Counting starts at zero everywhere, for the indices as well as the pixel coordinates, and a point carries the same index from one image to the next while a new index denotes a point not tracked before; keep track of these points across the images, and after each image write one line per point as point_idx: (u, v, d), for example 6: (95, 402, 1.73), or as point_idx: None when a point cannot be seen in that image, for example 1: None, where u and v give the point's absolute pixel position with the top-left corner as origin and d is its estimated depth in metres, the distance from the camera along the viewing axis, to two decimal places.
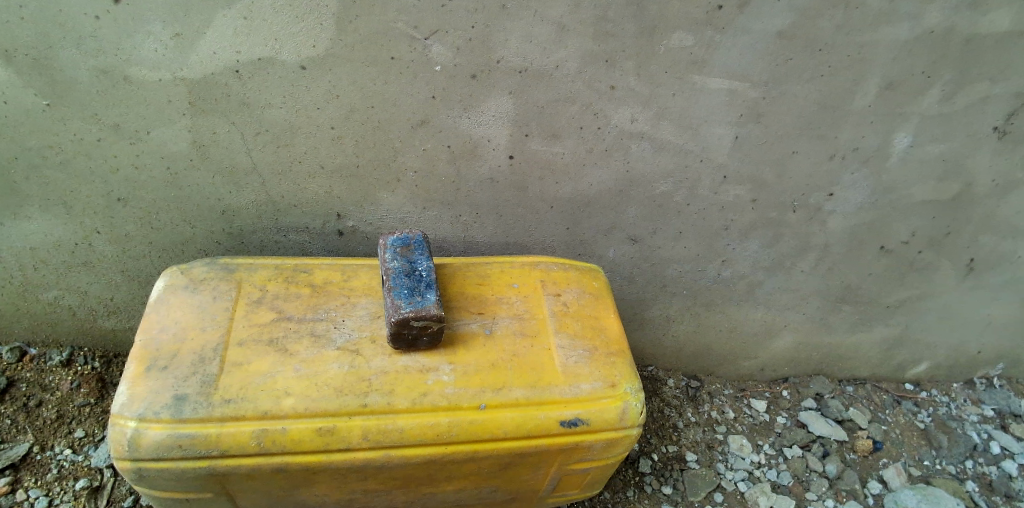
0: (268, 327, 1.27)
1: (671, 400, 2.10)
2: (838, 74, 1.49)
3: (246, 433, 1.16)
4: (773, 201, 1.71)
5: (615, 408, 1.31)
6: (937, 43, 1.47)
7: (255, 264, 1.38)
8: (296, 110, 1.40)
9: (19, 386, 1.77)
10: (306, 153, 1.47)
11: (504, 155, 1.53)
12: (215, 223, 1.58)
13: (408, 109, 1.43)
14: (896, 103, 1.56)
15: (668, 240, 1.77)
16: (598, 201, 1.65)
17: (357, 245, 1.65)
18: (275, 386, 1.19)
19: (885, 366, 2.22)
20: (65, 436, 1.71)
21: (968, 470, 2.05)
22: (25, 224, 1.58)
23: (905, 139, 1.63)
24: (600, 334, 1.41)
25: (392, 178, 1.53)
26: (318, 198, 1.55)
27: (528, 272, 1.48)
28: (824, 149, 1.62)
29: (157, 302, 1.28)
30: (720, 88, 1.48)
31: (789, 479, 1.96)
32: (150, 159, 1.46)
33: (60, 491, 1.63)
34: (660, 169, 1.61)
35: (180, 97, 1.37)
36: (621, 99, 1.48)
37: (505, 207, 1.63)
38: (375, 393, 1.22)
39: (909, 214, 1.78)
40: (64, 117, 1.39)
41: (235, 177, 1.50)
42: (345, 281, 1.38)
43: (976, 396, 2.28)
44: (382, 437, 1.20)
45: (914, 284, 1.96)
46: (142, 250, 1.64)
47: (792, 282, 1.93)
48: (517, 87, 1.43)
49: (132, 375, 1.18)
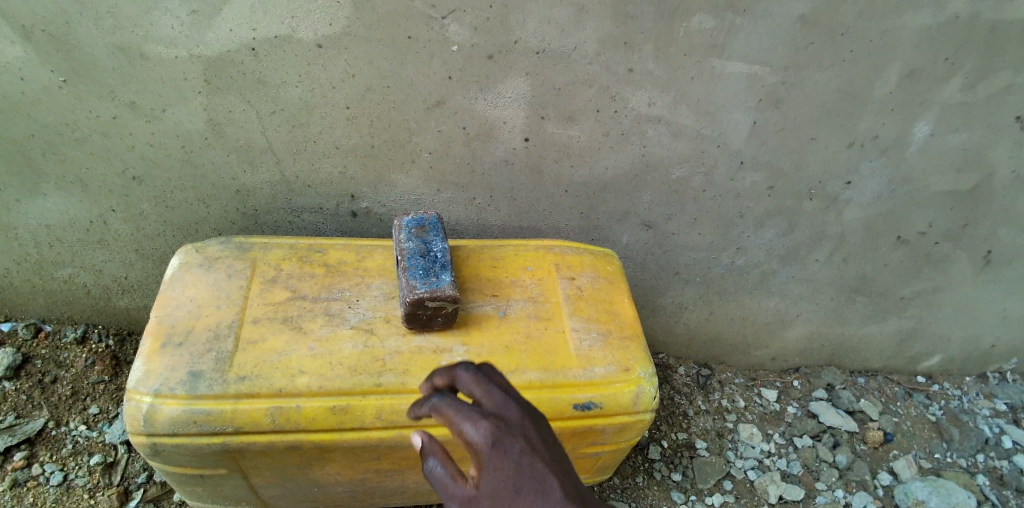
0: (284, 305, 1.28)
1: (682, 388, 2.10)
2: (859, 59, 1.47)
3: (261, 410, 1.16)
4: (789, 189, 1.69)
5: (629, 392, 1.31)
6: (962, 29, 1.44)
7: (269, 243, 1.38)
8: (312, 89, 1.40)
9: (34, 362, 1.78)
10: (321, 133, 1.47)
11: (519, 137, 1.52)
12: (229, 202, 1.58)
13: (424, 90, 1.42)
14: (918, 90, 1.54)
15: (682, 226, 1.76)
16: (613, 186, 1.64)
17: (371, 226, 1.65)
18: (290, 364, 1.20)
19: (897, 357, 2.20)
20: (80, 413, 1.72)
21: (979, 463, 2.04)
22: (41, 202, 1.59)
23: (925, 127, 1.60)
24: (615, 318, 1.40)
25: (407, 159, 1.53)
26: (332, 179, 1.55)
27: (542, 255, 1.47)
28: (843, 137, 1.60)
29: (172, 279, 1.28)
30: (739, 72, 1.46)
31: (799, 468, 1.96)
32: (166, 138, 1.46)
33: (75, 466, 1.64)
34: (676, 154, 1.59)
35: (196, 75, 1.36)
36: (639, 82, 1.46)
37: (520, 191, 1.62)
38: (389, 372, 1.22)
39: (927, 203, 1.76)
40: (80, 94, 1.39)
41: (250, 155, 1.50)
42: (360, 262, 1.38)
43: (989, 390, 2.26)
44: (396, 417, 1.20)
45: (929, 275, 1.94)
46: (156, 229, 1.65)
47: (806, 271, 1.91)
48: (534, 69, 1.41)
49: (148, 351, 1.19)
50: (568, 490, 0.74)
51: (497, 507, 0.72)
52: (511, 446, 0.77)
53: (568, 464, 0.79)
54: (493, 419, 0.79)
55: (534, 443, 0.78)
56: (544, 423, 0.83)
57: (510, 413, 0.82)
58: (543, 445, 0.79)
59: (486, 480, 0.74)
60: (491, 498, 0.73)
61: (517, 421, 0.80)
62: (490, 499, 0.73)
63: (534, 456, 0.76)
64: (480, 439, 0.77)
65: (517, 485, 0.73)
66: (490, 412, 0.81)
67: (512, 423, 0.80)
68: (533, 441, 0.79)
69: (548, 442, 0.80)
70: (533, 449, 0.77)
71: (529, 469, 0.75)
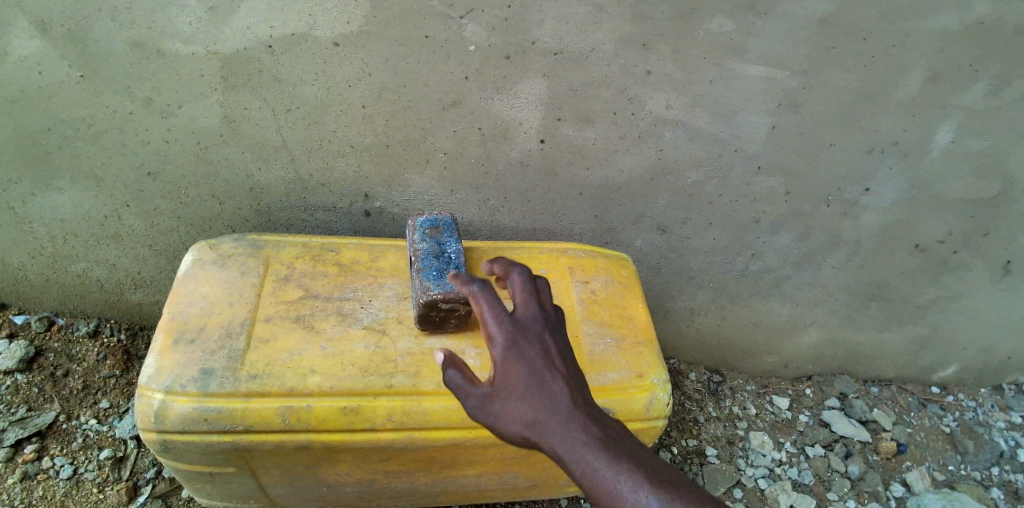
0: (296, 304, 1.27)
1: (692, 394, 2.08)
2: (881, 64, 1.45)
3: (272, 409, 1.15)
4: (806, 195, 1.67)
5: (642, 398, 1.29)
6: (986, 35, 1.42)
7: (282, 241, 1.37)
8: (328, 86, 1.39)
9: (46, 355, 1.79)
10: (335, 132, 1.46)
11: (534, 138, 1.50)
12: (243, 199, 1.58)
13: (440, 89, 1.41)
14: (940, 96, 1.51)
15: (696, 230, 1.74)
16: (627, 188, 1.63)
17: (384, 225, 1.65)
18: (301, 363, 1.19)
19: (911, 367, 2.17)
20: (91, 406, 1.73)
21: (994, 476, 2.01)
22: (56, 196, 1.59)
23: (947, 134, 1.58)
24: (628, 323, 1.39)
25: (421, 158, 1.52)
26: (346, 177, 1.55)
27: (556, 258, 1.46)
28: (862, 143, 1.58)
29: (186, 276, 1.28)
30: (758, 76, 1.44)
31: (811, 478, 1.93)
32: (181, 134, 1.46)
33: (85, 460, 1.64)
34: (692, 158, 1.58)
35: (212, 71, 1.36)
36: (656, 84, 1.44)
37: (534, 192, 1.61)
38: (400, 373, 1.21)
39: (946, 211, 1.73)
40: (96, 89, 1.39)
41: (264, 152, 1.49)
42: (373, 262, 1.37)
43: (1005, 402, 2.23)
44: (406, 418, 1.19)
45: (946, 284, 1.91)
46: (170, 225, 1.65)
47: (821, 278, 1.89)
48: (550, 70, 1.40)
49: (160, 347, 1.18)
50: (572, 397, 0.91)
51: (508, 401, 0.90)
52: (530, 355, 0.92)
53: (574, 370, 0.95)
54: (517, 328, 0.93)
55: (549, 353, 0.93)
56: (561, 333, 0.97)
57: (533, 323, 0.96)
58: (555, 354, 0.94)
59: (505, 382, 0.90)
60: (504, 393, 0.90)
61: (536, 331, 0.95)
62: (503, 393, 0.91)
63: (547, 367, 0.92)
64: (504, 345, 0.91)
65: (529, 389, 0.90)
66: (519, 320, 0.95)
67: (534, 333, 0.94)
68: (549, 350, 0.94)
69: (561, 351, 0.95)
70: (546, 360, 0.92)
71: (541, 376, 0.91)
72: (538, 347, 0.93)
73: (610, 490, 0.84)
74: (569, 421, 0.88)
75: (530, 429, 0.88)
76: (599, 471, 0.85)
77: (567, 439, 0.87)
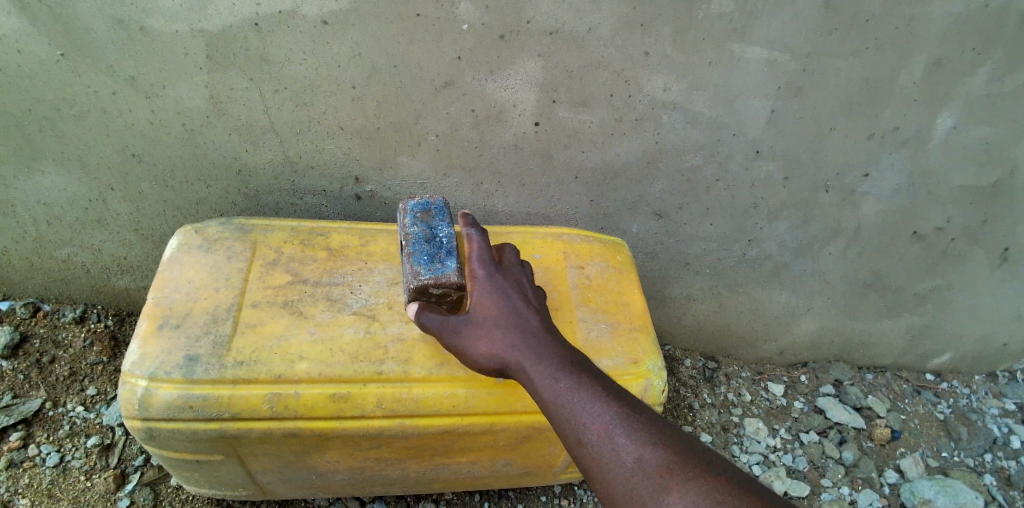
0: (284, 289, 1.24)
1: (687, 380, 2.06)
2: (884, 47, 1.42)
3: (259, 396, 1.13)
4: (806, 181, 1.65)
5: (637, 385, 1.27)
6: (991, 19, 1.39)
7: (271, 225, 1.34)
8: (318, 67, 1.35)
9: (32, 341, 1.75)
10: (325, 113, 1.43)
11: (529, 122, 1.47)
12: (231, 182, 1.55)
13: (433, 70, 1.37)
14: (943, 81, 1.48)
15: (694, 216, 1.72)
16: (624, 173, 1.60)
17: (375, 210, 1.61)
18: (289, 349, 1.17)
19: (907, 354, 2.16)
20: (78, 394, 1.70)
21: (987, 463, 2.01)
22: (39, 180, 1.55)
23: (949, 119, 1.55)
24: (623, 309, 1.37)
25: (413, 141, 1.49)
26: (336, 160, 1.51)
27: (551, 243, 1.43)
28: (863, 128, 1.55)
29: (170, 260, 1.25)
30: (759, 58, 1.41)
31: (805, 464, 1.93)
32: (166, 115, 1.42)
33: (72, 447, 1.62)
34: (690, 142, 1.55)
35: (197, 50, 1.32)
36: (655, 66, 1.41)
37: (528, 176, 1.58)
38: (391, 360, 1.19)
39: (946, 198, 1.71)
40: (78, 69, 1.35)
41: (252, 134, 1.46)
42: (363, 246, 1.34)
43: (998, 389, 2.22)
44: (397, 405, 1.17)
45: (944, 272, 1.90)
46: (156, 209, 1.62)
47: (819, 265, 1.87)
48: (547, 50, 1.36)
49: (144, 333, 1.16)
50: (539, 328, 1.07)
51: (480, 322, 1.08)
52: (507, 291, 1.11)
53: (544, 314, 1.12)
54: (500, 272, 1.14)
55: (524, 293, 1.12)
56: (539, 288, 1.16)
57: (516, 272, 1.16)
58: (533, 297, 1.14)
59: (485, 310, 1.09)
60: (478, 316, 1.09)
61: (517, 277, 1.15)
62: (478, 317, 1.09)
63: (523, 302, 1.11)
64: (488, 281, 1.12)
65: (506, 317, 1.08)
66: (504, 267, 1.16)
67: (515, 278, 1.14)
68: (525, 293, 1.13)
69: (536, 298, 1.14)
70: (522, 296, 1.11)
71: (518, 308, 1.09)
72: (515, 288, 1.13)
73: (569, 400, 0.96)
74: (539, 344, 1.04)
75: (506, 350, 1.05)
76: (561, 384, 0.98)
77: (535, 358, 1.03)
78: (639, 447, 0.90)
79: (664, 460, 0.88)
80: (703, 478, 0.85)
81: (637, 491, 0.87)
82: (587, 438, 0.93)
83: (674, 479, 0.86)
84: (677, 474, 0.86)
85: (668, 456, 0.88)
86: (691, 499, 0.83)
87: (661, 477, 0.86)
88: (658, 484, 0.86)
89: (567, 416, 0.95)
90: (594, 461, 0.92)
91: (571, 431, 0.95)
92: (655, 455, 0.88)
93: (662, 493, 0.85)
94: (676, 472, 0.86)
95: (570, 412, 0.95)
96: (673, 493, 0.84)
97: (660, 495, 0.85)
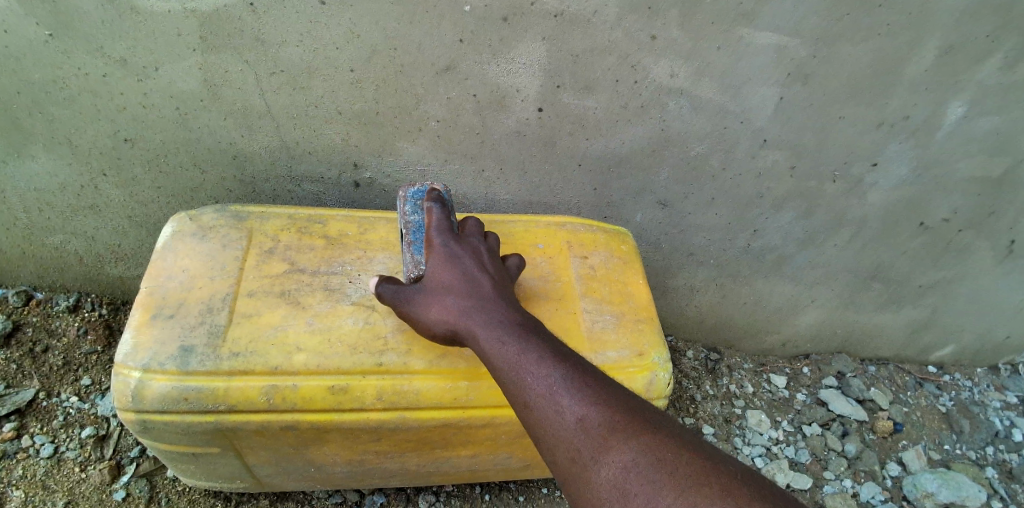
0: (281, 279, 1.21)
1: (690, 372, 2.04)
2: (895, 34, 1.38)
3: (256, 388, 1.10)
4: (812, 170, 1.62)
5: (642, 378, 1.24)
6: (1006, 5, 1.35)
7: (267, 212, 1.30)
8: (314, 50, 1.31)
9: (25, 330, 1.72)
10: (322, 97, 1.39)
11: (532, 107, 1.44)
12: (226, 168, 1.52)
13: (433, 53, 1.33)
14: (953, 69, 1.45)
15: (698, 206, 1.69)
16: (629, 161, 1.57)
17: (374, 198, 1.59)
18: (285, 340, 1.14)
19: (909, 347, 2.15)
20: (72, 384, 1.67)
21: (988, 456, 1.99)
22: (29, 165, 1.51)
23: (959, 108, 1.52)
24: (628, 300, 1.34)
25: (413, 127, 1.45)
26: (334, 146, 1.48)
27: (554, 232, 1.40)
28: (872, 117, 1.52)
29: (164, 248, 1.21)
30: (768, 44, 1.37)
31: (807, 457, 1.91)
32: (159, 98, 1.39)
33: (66, 438, 1.60)
34: (696, 129, 1.52)
35: (190, 31, 1.28)
36: (661, 51, 1.37)
37: (530, 163, 1.55)
38: (391, 351, 1.16)
39: (953, 190, 1.68)
40: (67, 50, 1.31)
41: (248, 119, 1.42)
42: (362, 235, 1.31)
43: (999, 382, 2.21)
44: (397, 398, 1.14)
45: (949, 264, 1.87)
46: (150, 196, 1.58)
47: (823, 257, 1.84)
48: (551, 34, 1.32)
49: (137, 322, 1.13)
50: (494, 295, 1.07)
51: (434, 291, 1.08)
52: (462, 260, 1.10)
53: (502, 282, 1.11)
54: (456, 239, 1.13)
55: (482, 262, 1.11)
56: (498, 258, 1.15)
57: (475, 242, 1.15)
58: (490, 265, 1.13)
59: (439, 278, 1.08)
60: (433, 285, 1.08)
61: (474, 246, 1.14)
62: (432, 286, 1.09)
63: (479, 270, 1.10)
64: (444, 250, 1.11)
65: (460, 285, 1.07)
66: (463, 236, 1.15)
67: (473, 247, 1.14)
68: (483, 262, 1.12)
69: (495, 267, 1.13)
70: (478, 265, 1.11)
71: (473, 276, 1.09)
72: (472, 257, 1.12)
73: (517, 363, 0.95)
74: (491, 311, 1.04)
75: (460, 317, 1.04)
76: (510, 349, 0.97)
77: (487, 323, 1.02)
78: (583, 408, 0.89)
79: (607, 420, 0.87)
80: (643, 437, 0.85)
81: (579, 451, 0.86)
82: (533, 401, 0.92)
83: (616, 439, 0.85)
84: (619, 433, 0.86)
85: (611, 416, 0.88)
86: (629, 458, 0.83)
87: (602, 437, 0.86)
88: (600, 443, 0.86)
89: (515, 379, 0.94)
90: (538, 422, 0.91)
91: (518, 393, 0.94)
92: (599, 414, 0.88)
93: (602, 452, 0.85)
94: (618, 432, 0.86)
95: (518, 375, 0.94)
96: (613, 452, 0.84)
97: (600, 455, 0.85)
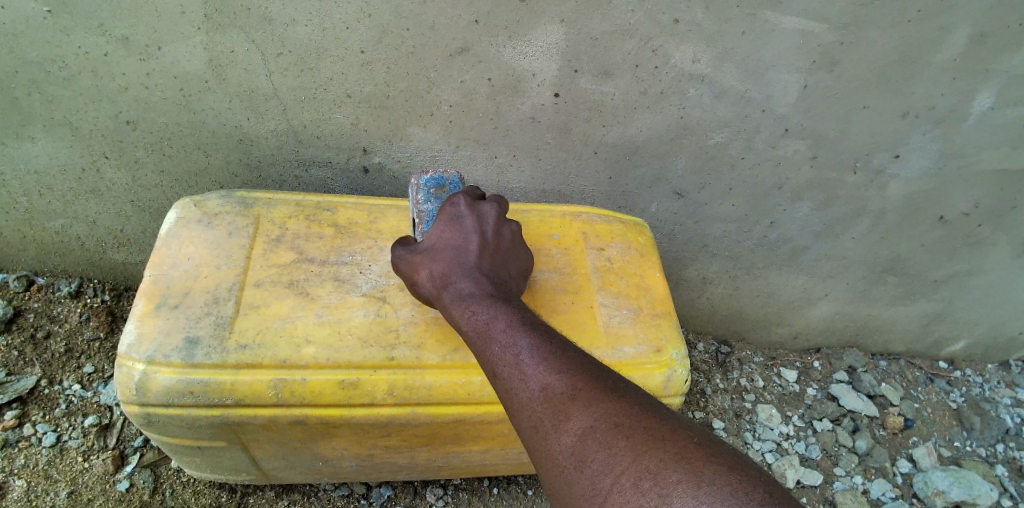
0: (289, 268, 1.17)
1: (700, 364, 2.01)
2: (926, 20, 1.32)
3: (263, 382, 1.07)
4: (832, 161, 1.57)
5: (660, 374, 1.21)
6: None
7: (274, 199, 1.26)
8: (323, 29, 1.26)
9: (26, 316, 1.69)
10: (331, 80, 1.35)
11: (548, 92, 1.39)
12: (231, 151, 1.48)
13: (448, 34, 1.28)
14: (984, 58, 1.38)
15: (715, 196, 1.64)
16: (645, 149, 1.53)
17: (382, 184, 1.55)
18: (294, 333, 1.10)
19: (921, 342, 2.11)
20: (74, 371, 1.65)
21: (999, 453, 1.96)
22: (29, 147, 1.47)
23: (986, 100, 1.46)
24: (645, 293, 1.30)
25: (424, 111, 1.41)
26: (342, 131, 1.44)
27: (569, 223, 1.36)
28: (897, 107, 1.46)
29: (168, 235, 1.17)
30: (794, 29, 1.32)
31: (818, 452, 1.88)
32: (162, 79, 1.34)
33: (69, 427, 1.57)
34: (715, 117, 1.47)
35: (194, 8, 1.23)
36: (684, 35, 1.32)
37: (544, 150, 1.50)
38: (403, 345, 1.13)
39: (975, 183, 1.63)
40: (66, 28, 1.26)
41: (254, 101, 1.38)
42: (372, 223, 1.27)
43: (1011, 378, 2.18)
44: (409, 393, 1.11)
45: (966, 259, 1.83)
46: (153, 180, 1.55)
47: (839, 249, 1.80)
48: (570, 15, 1.27)
49: (141, 312, 1.09)
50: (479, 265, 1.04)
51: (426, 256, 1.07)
52: (461, 226, 1.08)
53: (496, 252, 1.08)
54: (467, 204, 1.10)
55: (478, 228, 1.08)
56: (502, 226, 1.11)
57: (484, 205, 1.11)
58: (490, 232, 1.09)
59: (436, 242, 1.07)
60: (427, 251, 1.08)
61: (483, 210, 1.10)
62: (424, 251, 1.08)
63: (473, 236, 1.07)
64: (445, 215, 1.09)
65: (450, 253, 1.05)
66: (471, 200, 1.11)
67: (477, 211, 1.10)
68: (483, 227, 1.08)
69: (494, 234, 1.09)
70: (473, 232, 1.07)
71: (464, 243, 1.06)
72: (471, 222, 1.08)
73: (488, 332, 0.93)
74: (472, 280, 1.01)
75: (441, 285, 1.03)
76: (483, 319, 0.95)
77: (467, 292, 1.00)
78: (547, 376, 0.85)
79: (568, 387, 0.83)
80: (604, 403, 0.81)
81: (540, 420, 0.83)
82: (500, 369, 0.89)
83: (575, 407, 0.81)
84: (579, 401, 0.81)
85: (574, 383, 0.83)
86: (588, 425, 0.79)
87: (562, 405, 0.82)
88: (559, 411, 0.82)
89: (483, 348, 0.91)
90: (504, 391, 0.88)
91: (487, 363, 0.91)
92: (562, 382, 0.83)
93: (562, 421, 0.81)
94: (579, 401, 0.81)
95: (487, 344, 0.92)
96: (572, 419, 0.81)
97: (558, 423, 0.81)
